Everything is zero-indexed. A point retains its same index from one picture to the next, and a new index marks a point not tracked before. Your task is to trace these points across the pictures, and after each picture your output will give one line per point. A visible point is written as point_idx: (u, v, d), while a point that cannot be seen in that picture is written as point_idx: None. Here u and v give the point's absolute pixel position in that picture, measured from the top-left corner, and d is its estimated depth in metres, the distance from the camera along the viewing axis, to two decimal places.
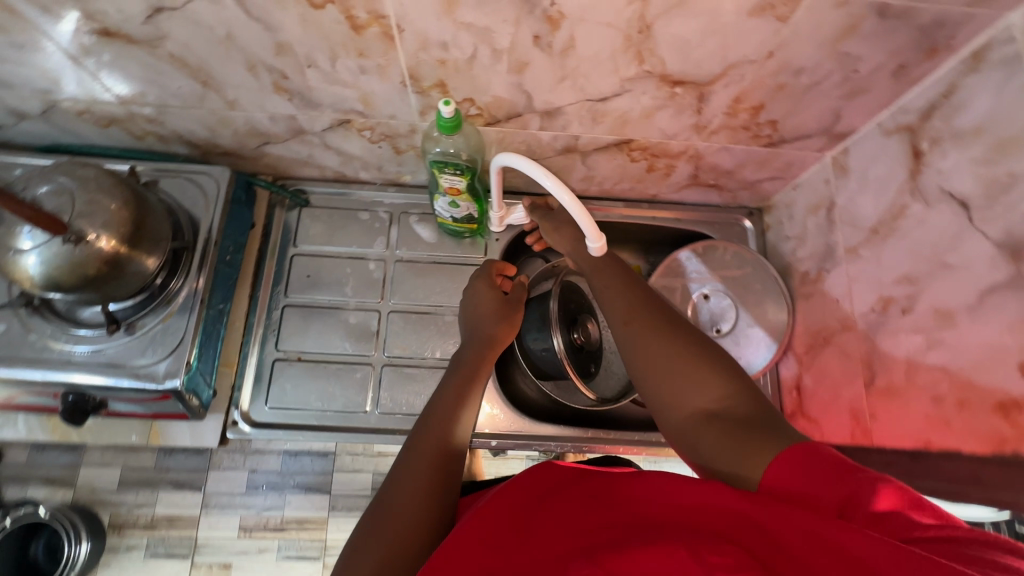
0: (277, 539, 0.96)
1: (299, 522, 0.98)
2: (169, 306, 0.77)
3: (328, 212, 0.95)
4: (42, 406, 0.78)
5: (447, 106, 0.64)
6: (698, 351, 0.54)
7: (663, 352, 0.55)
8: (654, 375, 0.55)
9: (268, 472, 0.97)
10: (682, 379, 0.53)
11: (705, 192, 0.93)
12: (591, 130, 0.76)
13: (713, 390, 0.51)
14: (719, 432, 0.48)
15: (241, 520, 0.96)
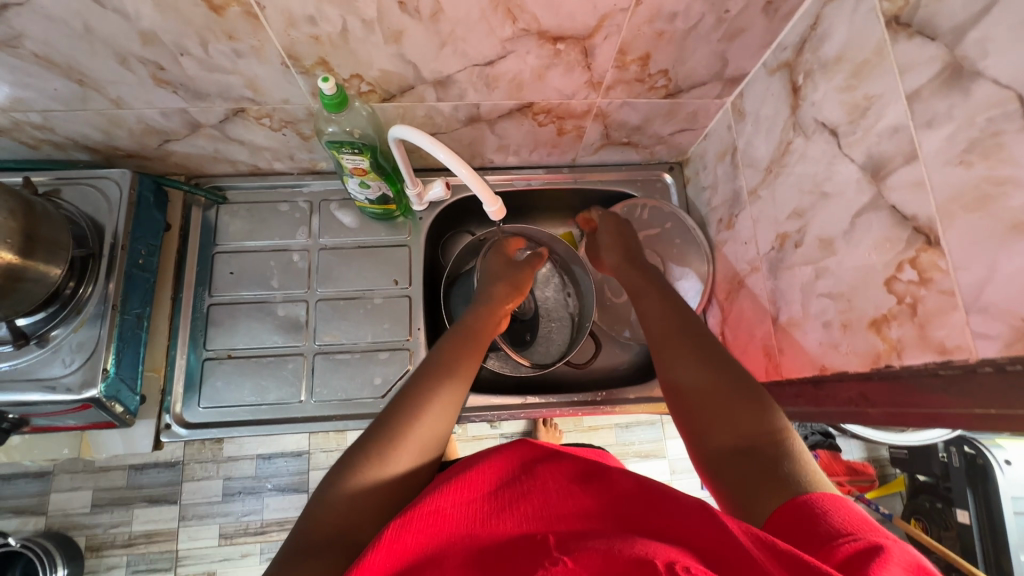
0: (258, 544, 1.15)
1: (280, 523, 1.16)
2: (80, 316, 0.76)
3: (248, 207, 0.94)
4: None
5: (326, 83, 0.63)
6: (741, 383, 0.55)
7: (710, 379, 0.57)
8: (692, 399, 0.57)
9: (242, 478, 1.16)
10: (717, 409, 0.54)
11: (622, 151, 0.94)
12: (489, 97, 0.75)
13: (748, 421, 0.51)
14: (746, 466, 0.48)
15: (221, 529, 1.14)
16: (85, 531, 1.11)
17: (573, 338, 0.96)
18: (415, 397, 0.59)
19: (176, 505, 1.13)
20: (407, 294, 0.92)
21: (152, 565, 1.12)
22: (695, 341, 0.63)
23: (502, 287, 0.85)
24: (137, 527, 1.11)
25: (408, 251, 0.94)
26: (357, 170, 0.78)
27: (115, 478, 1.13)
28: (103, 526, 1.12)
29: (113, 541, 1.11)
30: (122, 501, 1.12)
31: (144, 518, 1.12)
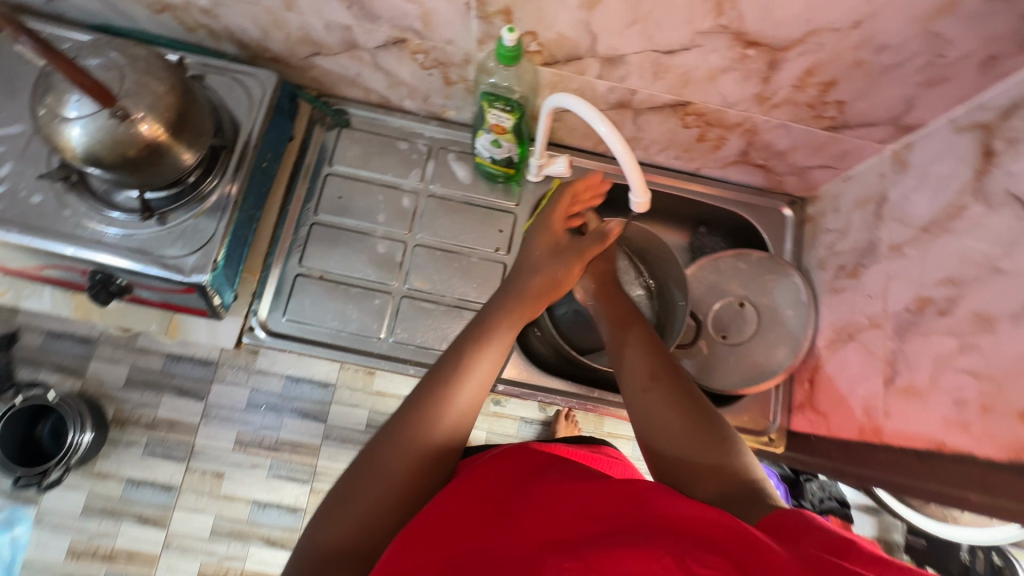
0: (269, 459, 1.17)
1: (292, 445, 1.18)
2: (202, 204, 0.77)
3: (368, 136, 0.94)
4: (68, 281, 0.79)
5: (510, 34, 0.63)
6: (712, 416, 0.58)
7: (683, 417, 0.57)
8: (669, 442, 0.56)
9: (269, 394, 1.19)
10: (700, 465, 0.53)
11: (750, 172, 0.91)
12: (649, 86, 0.73)
13: (726, 463, 0.52)
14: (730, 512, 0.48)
15: (238, 435, 1.17)
16: (115, 404, 1.16)
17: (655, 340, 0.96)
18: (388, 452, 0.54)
19: (202, 401, 1.17)
20: (503, 263, 0.91)
21: (167, 451, 1.16)
22: (665, 380, 0.62)
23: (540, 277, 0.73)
24: (162, 411, 1.16)
25: (513, 219, 0.93)
26: (499, 128, 0.78)
27: (152, 361, 1.17)
28: (132, 402, 1.17)
29: (137, 420, 1.16)
30: (154, 386, 1.17)
31: (172, 406, 1.17)
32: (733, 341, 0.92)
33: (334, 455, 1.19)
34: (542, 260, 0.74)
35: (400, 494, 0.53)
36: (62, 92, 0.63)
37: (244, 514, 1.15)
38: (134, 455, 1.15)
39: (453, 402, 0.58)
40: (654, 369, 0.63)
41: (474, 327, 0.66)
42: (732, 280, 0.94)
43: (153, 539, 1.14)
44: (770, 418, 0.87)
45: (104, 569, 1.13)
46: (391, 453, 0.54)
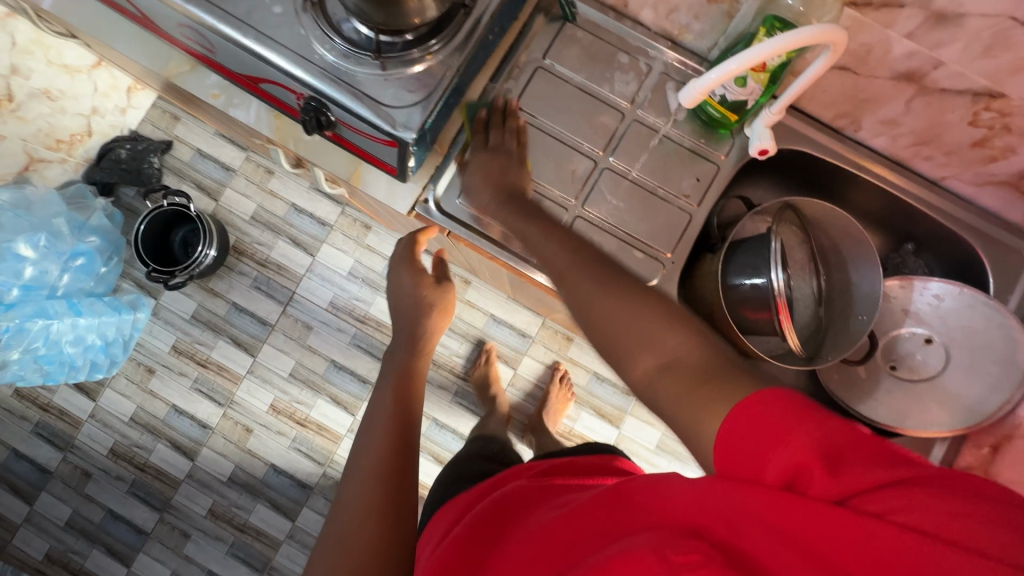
0: (354, 329, 1.34)
1: (376, 324, 1.35)
2: (425, 61, 0.74)
3: (590, 39, 0.87)
4: (281, 101, 0.81)
5: None
6: (638, 292, 0.55)
7: (617, 309, 0.54)
8: (605, 330, 0.55)
9: (370, 270, 1.35)
10: (639, 338, 0.51)
11: (1009, 200, 0.78)
12: (966, 62, 0.62)
13: (666, 340, 0.50)
14: (676, 382, 0.47)
15: (335, 299, 1.35)
16: (237, 234, 1.35)
17: (814, 345, 0.85)
18: (352, 515, 0.60)
19: (311, 257, 1.35)
20: (690, 215, 0.84)
21: (270, 291, 1.34)
22: (589, 263, 0.59)
23: (437, 317, 0.80)
24: (274, 254, 1.34)
25: (714, 170, 0.85)
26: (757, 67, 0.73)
27: (278, 208, 1.36)
28: (252, 237, 1.35)
29: (253, 254, 1.35)
30: (273, 230, 1.35)
31: (283, 251, 1.35)
32: (902, 376, 0.84)
33: None
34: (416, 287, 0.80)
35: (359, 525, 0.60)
36: None
37: (321, 370, 1.33)
38: (243, 283, 1.34)
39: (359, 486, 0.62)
40: (569, 266, 0.61)
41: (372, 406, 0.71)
42: (931, 310, 0.83)
43: (240, 362, 1.33)
44: None
45: (196, 373, 1.32)
46: (342, 512, 0.61)
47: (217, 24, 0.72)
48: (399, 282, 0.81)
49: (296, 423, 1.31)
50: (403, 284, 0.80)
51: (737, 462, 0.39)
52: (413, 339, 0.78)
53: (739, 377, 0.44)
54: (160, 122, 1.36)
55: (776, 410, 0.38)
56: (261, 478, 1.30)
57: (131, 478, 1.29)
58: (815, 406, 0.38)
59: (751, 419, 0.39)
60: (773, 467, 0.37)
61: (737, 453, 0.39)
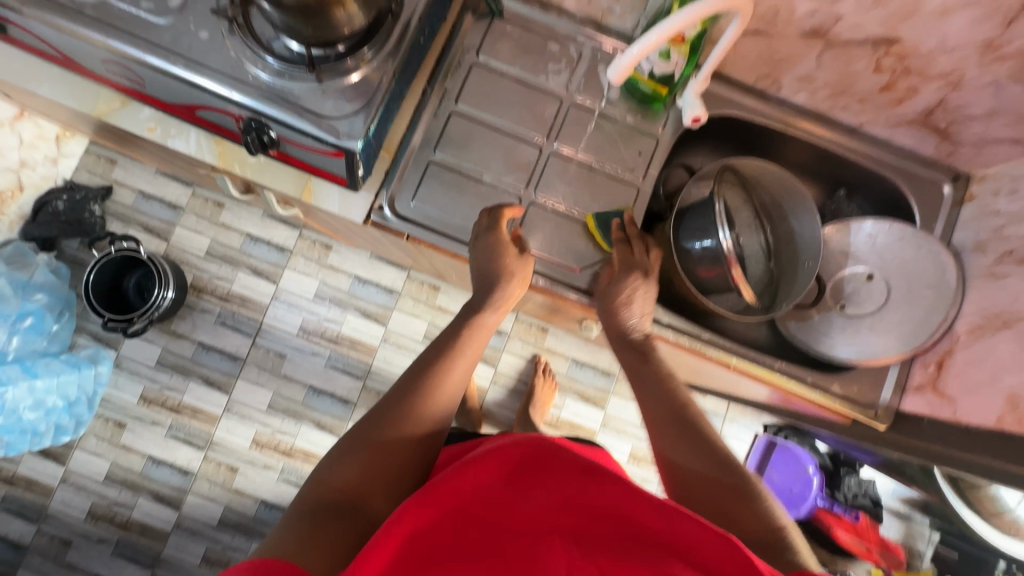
0: (328, 350, 1.33)
1: (350, 342, 1.34)
2: (360, 69, 0.75)
3: (520, 32, 0.89)
4: (220, 125, 0.80)
5: None
6: (695, 413, 0.64)
7: (680, 431, 0.62)
8: (663, 421, 0.64)
9: (337, 288, 1.35)
10: (691, 441, 0.61)
11: (921, 137, 0.84)
12: (861, 13, 0.67)
13: (706, 459, 0.59)
14: (722, 487, 0.57)
15: (304, 323, 1.33)
16: (195, 272, 1.32)
17: (768, 296, 0.89)
18: (394, 417, 0.59)
19: (274, 284, 1.34)
20: (636, 187, 0.87)
21: (236, 325, 1.32)
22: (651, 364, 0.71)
23: (515, 286, 0.76)
24: (236, 286, 1.32)
25: (654, 143, 0.88)
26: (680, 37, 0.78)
27: (233, 240, 1.33)
28: (210, 273, 1.33)
29: (213, 290, 1.32)
30: (231, 262, 1.33)
31: (244, 283, 1.33)
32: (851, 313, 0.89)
33: (388, 357, 1.34)
34: (508, 259, 0.75)
35: (380, 437, 0.57)
36: None
37: (300, 397, 1.31)
38: (208, 321, 1.32)
39: (413, 404, 0.60)
40: (631, 369, 0.72)
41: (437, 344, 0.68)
42: (868, 248, 0.89)
43: (215, 401, 1.30)
44: (879, 396, 0.84)
45: (169, 420, 1.28)
46: (378, 418, 0.59)
47: (145, 55, 0.72)
48: (486, 246, 0.75)
49: (281, 454, 1.29)
50: (492, 257, 0.75)
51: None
52: (484, 288, 0.74)
53: (762, 508, 0.56)
54: (97, 168, 1.32)
55: (785, 554, 0.51)
56: (252, 516, 1.27)
57: (115, 538, 1.24)
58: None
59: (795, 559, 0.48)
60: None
61: None
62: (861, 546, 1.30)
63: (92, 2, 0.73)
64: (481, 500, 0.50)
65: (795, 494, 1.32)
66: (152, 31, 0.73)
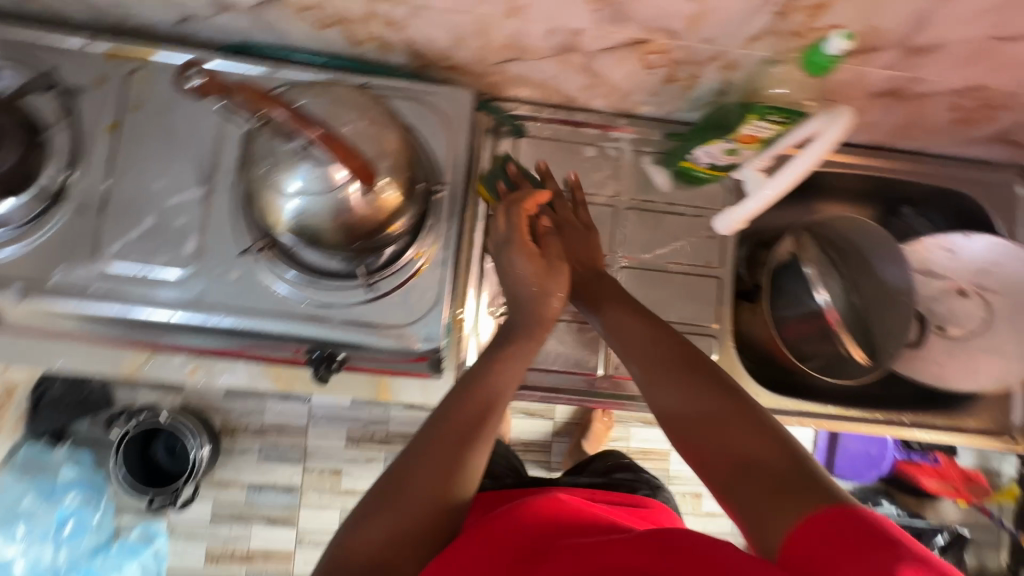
0: (381, 452, 1.22)
1: (401, 439, 1.23)
2: (418, 260, 0.67)
3: (548, 144, 0.81)
4: (274, 357, 0.70)
5: (841, 41, 0.53)
6: (722, 395, 0.54)
7: (699, 405, 0.54)
8: (692, 424, 0.53)
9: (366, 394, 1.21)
10: (730, 438, 0.50)
11: (990, 148, 0.80)
12: (947, 74, 0.61)
13: (743, 442, 0.49)
14: (763, 488, 0.46)
15: (350, 432, 1.21)
16: (220, 414, 1.20)
17: (867, 344, 0.88)
18: (410, 466, 0.51)
19: (305, 403, 1.21)
20: (719, 277, 0.82)
21: (281, 455, 1.20)
22: (674, 351, 0.60)
23: (555, 298, 0.64)
24: (269, 418, 1.19)
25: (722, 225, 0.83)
26: (745, 137, 0.66)
27: None
28: (237, 411, 1.20)
29: (245, 427, 1.20)
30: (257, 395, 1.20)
31: (276, 412, 1.21)
32: (954, 334, 0.86)
33: None
34: (538, 278, 0.64)
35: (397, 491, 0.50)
36: (281, 159, 0.54)
37: None
38: (251, 461, 1.19)
39: (432, 460, 0.51)
40: (681, 349, 0.59)
41: (457, 389, 0.56)
42: (954, 265, 0.86)
43: (284, 537, 1.19)
44: (1009, 417, 0.83)
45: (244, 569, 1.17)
46: (393, 472, 0.51)
47: (186, 316, 0.64)
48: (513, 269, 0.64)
49: None
50: (512, 276, 0.65)
51: (805, 560, 0.39)
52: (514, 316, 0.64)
53: (819, 493, 0.43)
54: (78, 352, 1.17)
55: (838, 520, 0.40)
56: None
57: None
58: (887, 543, 0.37)
59: (820, 537, 0.40)
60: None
61: (810, 548, 0.40)
62: (949, 488, 1.30)
63: (94, 276, 0.63)
64: (544, 543, 0.51)
65: (875, 456, 1.35)
66: (172, 287, 0.64)
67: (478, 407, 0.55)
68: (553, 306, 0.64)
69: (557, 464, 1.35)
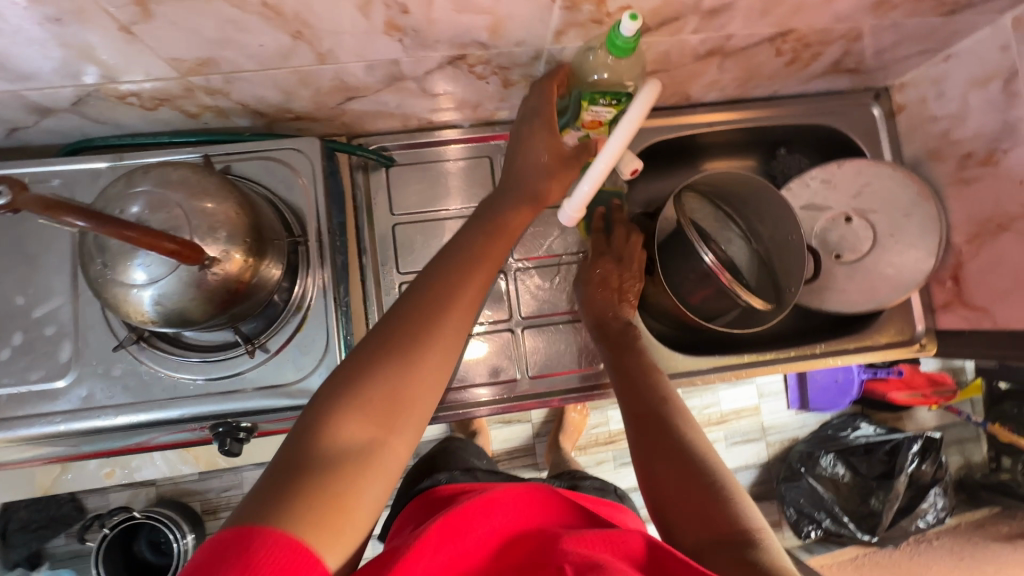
0: None
1: None
2: (300, 313, 0.68)
3: (421, 167, 0.82)
4: (182, 441, 0.69)
5: (631, 22, 0.53)
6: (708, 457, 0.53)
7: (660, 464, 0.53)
8: (670, 475, 0.51)
9: None
10: (704, 499, 0.49)
11: (836, 79, 0.84)
12: (752, 26, 0.64)
13: (719, 503, 0.48)
14: (729, 555, 0.44)
15: None
16: (198, 496, 1.20)
17: (771, 287, 0.92)
18: (403, 382, 0.46)
19: None
20: None
21: None
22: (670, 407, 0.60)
23: (556, 183, 0.70)
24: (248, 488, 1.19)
25: (604, 207, 0.85)
26: (596, 124, 0.67)
27: None
28: (213, 490, 1.20)
29: (225, 503, 1.20)
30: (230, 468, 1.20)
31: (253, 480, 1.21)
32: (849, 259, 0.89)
33: None
34: (547, 166, 0.68)
35: (395, 398, 0.45)
36: (118, 254, 0.52)
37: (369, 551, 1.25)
38: None
39: (419, 369, 0.47)
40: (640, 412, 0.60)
41: (444, 268, 0.55)
42: (833, 193, 0.89)
43: None
44: (914, 326, 0.86)
45: None
46: (386, 369, 0.46)
47: (77, 424, 0.63)
48: (468, 242, 0.58)
49: None
50: (529, 151, 0.68)
51: None
52: (479, 218, 0.63)
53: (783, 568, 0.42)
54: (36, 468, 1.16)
55: None
56: None
57: None
58: None
59: None
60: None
61: None
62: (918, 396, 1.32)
63: None
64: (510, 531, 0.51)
65: (844, 381, 1.32)
66: (57, 399, 0.64)
67: (433, 366, 0.48)
68: (474, 287, 0.54)
69: (543, 463, 1.35)
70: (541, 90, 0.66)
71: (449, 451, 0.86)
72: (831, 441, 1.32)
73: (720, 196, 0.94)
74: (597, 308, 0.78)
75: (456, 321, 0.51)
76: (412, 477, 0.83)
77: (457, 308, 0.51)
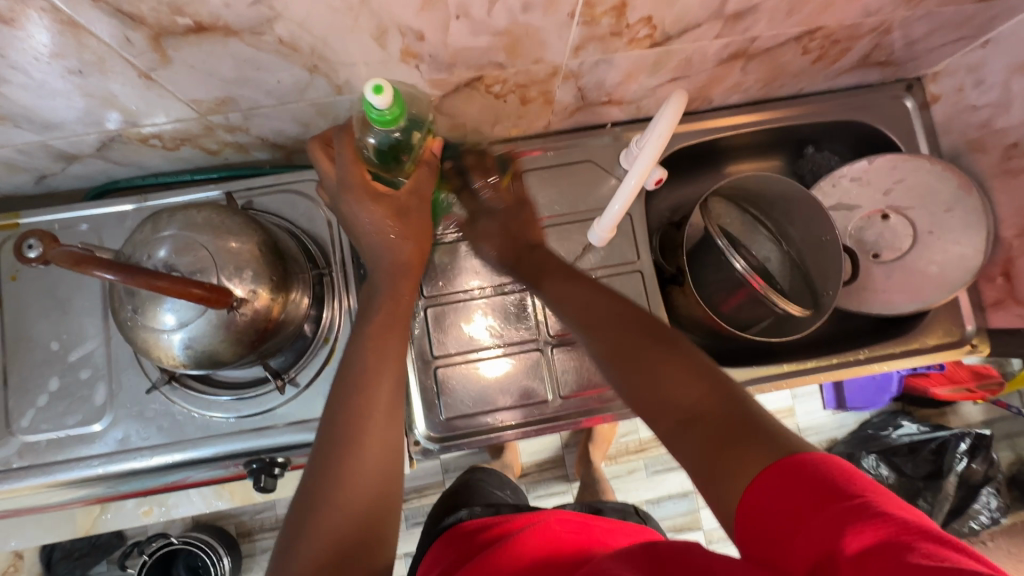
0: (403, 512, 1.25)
1: (418, 493, 1.25)
2: (328, 345, 0.67)
3: None
4: (218, 478, 0.69)
5: (378, 95, 0.44)
6: (668, 347, 0.49)
7: (630, 359, 0.50)
8: (643, 377, 0.48)
9: None
10: (683, 397, 0.45)
11: (865, 73, 0.80)
12: (778, 26, 0.62)
13: (688, 390, 0.45)
14: (707, 436, 0.41)
15: None
16: (232, 520, 1.20)
17: (807, 291, 0.88)
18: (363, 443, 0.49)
19: None
20: (638, 269, 0.82)
21: None
22: (625, 316, 0.53)
23: (413, 246, 0.60)
24: (280, 510, 1.19)
25: (630, 219, 0.83)
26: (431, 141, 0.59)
27: None
28: (247, 513, 1.20)
29: (258, 527, 1.20)
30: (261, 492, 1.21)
31: (284, 503, 1.21)
32: (888, 259, 0.85)
33: None
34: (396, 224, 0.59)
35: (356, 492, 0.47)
36: (147, 301, 0.52)
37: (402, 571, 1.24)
38: (274, 559, 1.20)
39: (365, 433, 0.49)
40: (607, 303, 0.55)
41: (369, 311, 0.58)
42: (869, 192, 0.85)
43: None
44: (963, 326, 0.82)
45: None
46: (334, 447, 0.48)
47: (114, 467, 0.64)
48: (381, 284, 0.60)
49: None
50: (361, 224, 0.58)
51: (763, 523, 0.35)
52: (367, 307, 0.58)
53: (765, 444, 0.38)
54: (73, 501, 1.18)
55: (792, 469, 0.35)
56: None
57: None
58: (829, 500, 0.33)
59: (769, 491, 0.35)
60: (799, 545, 0.33)
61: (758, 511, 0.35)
62: (963, 391, 1.25)
63: (15, 450, 0.64)
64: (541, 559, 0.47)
65: (882, 378, 1.27)
66: (95, 442, 0.64)
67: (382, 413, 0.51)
68: (392, 359, 0.54)
69: (574, 475, 1.32)
70: (317, 161, 0.58)
71: (472, 484, 0.83)
72: (872, 441, 1.27)
73: (747, 200, 0.90)
74: (501, 248, 0.71)
75: (382, 421, 0.50)
76: (436, 514, 0.80)
77: (379, 406, 0.51)
